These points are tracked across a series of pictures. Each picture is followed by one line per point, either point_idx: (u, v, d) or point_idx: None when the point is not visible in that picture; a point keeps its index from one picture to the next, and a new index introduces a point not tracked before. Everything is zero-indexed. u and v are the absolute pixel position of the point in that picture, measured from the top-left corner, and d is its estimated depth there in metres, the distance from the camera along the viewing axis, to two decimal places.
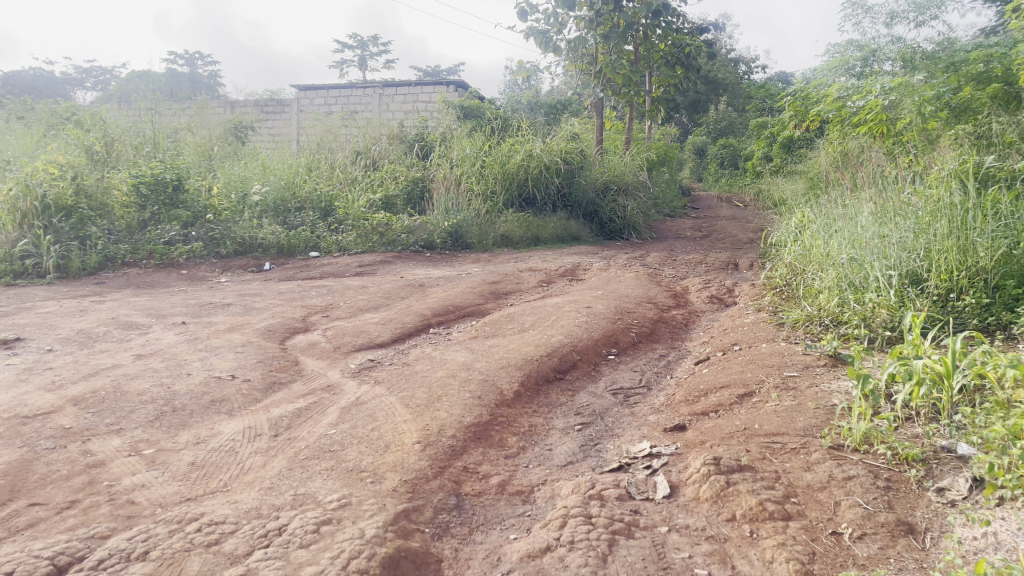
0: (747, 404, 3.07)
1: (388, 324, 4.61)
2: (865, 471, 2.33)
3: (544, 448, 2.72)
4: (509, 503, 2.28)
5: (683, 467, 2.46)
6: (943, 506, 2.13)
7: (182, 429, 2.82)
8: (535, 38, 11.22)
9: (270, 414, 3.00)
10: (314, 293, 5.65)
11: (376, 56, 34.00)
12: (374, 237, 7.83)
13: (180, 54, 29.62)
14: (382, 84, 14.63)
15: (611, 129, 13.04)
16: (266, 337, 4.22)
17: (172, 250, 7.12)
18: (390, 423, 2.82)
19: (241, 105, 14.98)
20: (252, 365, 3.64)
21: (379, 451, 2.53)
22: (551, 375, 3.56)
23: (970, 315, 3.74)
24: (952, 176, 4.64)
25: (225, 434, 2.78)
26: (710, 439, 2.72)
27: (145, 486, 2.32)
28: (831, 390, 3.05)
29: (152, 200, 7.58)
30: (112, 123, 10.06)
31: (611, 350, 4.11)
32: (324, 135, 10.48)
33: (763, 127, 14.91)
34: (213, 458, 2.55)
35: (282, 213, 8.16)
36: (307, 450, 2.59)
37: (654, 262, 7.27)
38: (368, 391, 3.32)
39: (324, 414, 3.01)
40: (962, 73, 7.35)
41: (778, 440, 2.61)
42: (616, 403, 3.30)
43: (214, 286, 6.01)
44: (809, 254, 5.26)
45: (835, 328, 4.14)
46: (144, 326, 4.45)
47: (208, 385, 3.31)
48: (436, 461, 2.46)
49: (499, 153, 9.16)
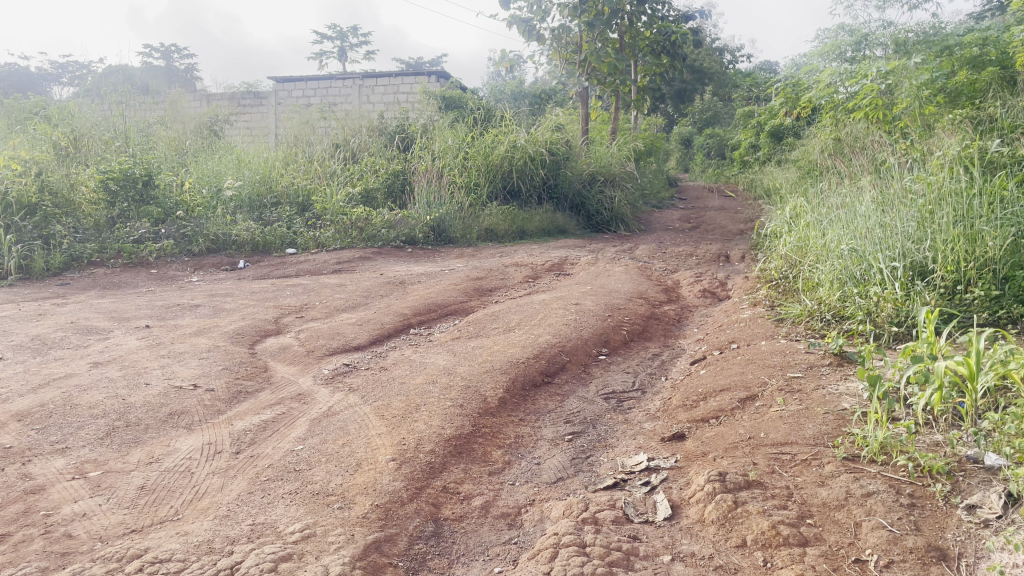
0: (750, 409, 2.85)
1: (366, 325, 4.37)
2: (885, 486, 2.11)
3: (532, 462, 2.49)
4: (493, 529, 2.04)
5: (684, 484, 2.24)
6: (976, 527, 1.90)
7: (134, 446, 2.56)
8: (518, 27, 10.98)
9: (233, 427, 2.76)
10: (289, 292, 5.40)
11: (356, 48, 33.49)
12: (353, 233, 7.57)
13: (154, 47, 29.10)
14: (362, 74, 14.33)
15: (596, 119, 12.78)
16: (234, 341, 3.96)
17: (141, 249, 6.84)
18: (363, 437, 2.58)
19: (216, 99, 14.63)
20: (217, 372, 3.39)
21: (350, 471, 2.29)
22: (539, 379, 3.33)
23: (980, 309, 3.54)
24: (955, 162, 4.47)
25: (181, 451, 2.53)
26: (712, 450, 2.50)
27: (86, 515, 2.07)
28: (840, 393, 2.84)
29: (121, 196, 7.28)
30: (81, 117, 9.74)
31: (601, 351, 3.89)
32: (302, 128, 10.21)
33: (749, 116, 14.74)
34: (165, 480, 2.30)
35: (258, 208, 7.88)
36: (270, 470, 2.34)
37: (643, 255, 7.06)
38: (341, 399, 3.08)
39: (292, 427, 2.76)
40: (956, 57, 7.17)
41: (786, 451, 2.39)
42: (608, 409, 3.08)
43: (183, 286, 5.74)
44: (805, 246, 5.06)
45: (837, 323, 3.92)
46: (105, 331, 4.18)
47: (167, 396, 3.05)
48: (413, 480, 2.23)
49: (483, 144, 8.90)
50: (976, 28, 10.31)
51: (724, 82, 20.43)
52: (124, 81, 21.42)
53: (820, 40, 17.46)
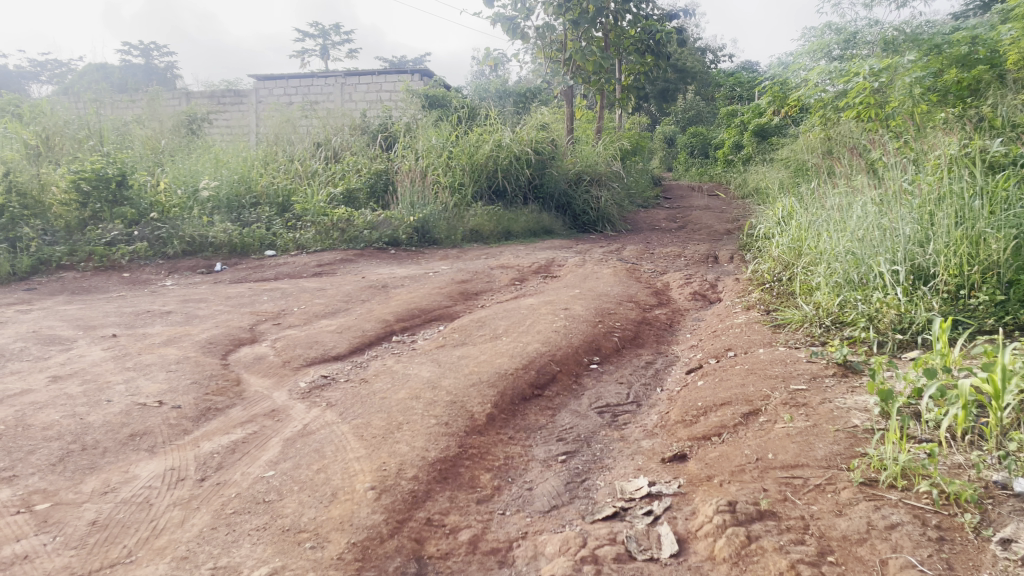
0: (754, 426, 2.67)
1: (346, 332, 4.16)
2: (909, 516, 1.93)
3: (523, 487, 2.30)
4: (482, 568, 1.85)
5: (691, 514, 2.05)
6: (1014, 565, 1.73)
7: (90, 473, 2.35)
8: (501, 25, 10.78)
9: (199, 450, 2.56)
10: (266, 297, 5.18)
11: (339, 46, 33.28)
12: (334, 234, 7.36)
13: (134, 46, 28.58)
14: (344, 72, 14.09)
15: (581, 118, 12.59)
16: (206, 351, 3.74)
17: (113, 251, 6.58)
18: (340, 461, 2.37)
19: (195, 96, 14.33)
20: (186, 387, 3.17)
21: (325, 502, 2.09)
22: (528, 393, 3.13)
23: (985, 315, 3.37)
24: (954, 161, 4.31)
25: (141, 479, 2.32)
26: (718, 473, 2.31)
27: (28, 558, 1.86)
28: (848, 407, 2.66)
29: (93, 197, 7.03)
30: (54, 116, 9.47)
31: (593, 359, 3.70)
32: (282, 127, 9.95)
33: (733, 116, 14.63)
34: (121, 515, 2.09)
35: (236, 209, 7.63)
36: (237, 501, 2.14)
37: (632, 256, 6.88)
38: (317, 417, 2.87)
39: (265, 448, 2.56)
40: (945, 55, 6.94)
41: (798, 475, 2.21)
42: (602, 425, 2.89)
43: (156, 291, 5.50)
44: (799, 249, 4.90)
45: (837, 329, 3.73)
46: (69, 341, 3.95)
47: (130, 415, 2.84)
48: (394, 513, 2.03)
49: (467, 143, 8.69)
50: (961, 27, 10.16)
51: (707, 82, 20.29)
52: (101, 79, 21.02)
53: (805, 39, 17.34)
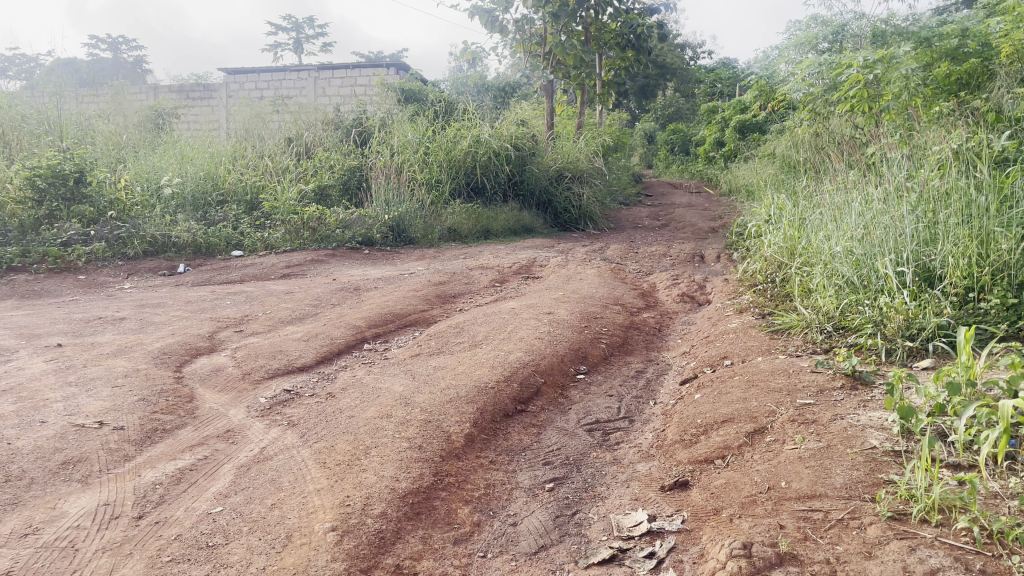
0: (759, 448, 2.41)
1: (314, 340, 3.86)
2: (950, 560, 1.68)
3: (506, 522, 2.03)
4: None
5: (699, 559, 1.80)
6: None
7: (10, 511, 2.05)
8: (480, 17, 10.52)
9: (140, 480, 2.26)
10: (229, 301, 4.87)
11: (313, 40, 32.85)
12: (305, 233, 7.04)
13: (104, 40, 28.01)
14: (318, 66, 13.76)
15: (562, 114, 12.32)
16: (158, 363, 3.43)
17: (68, 252, 6.22)
18: (298, 495, 2.09)
19: (163, 91, 13.92)
20: (132, 404, 2.87)
21: (277, 547, 1.81)
22: (511, 410, 2.85)
23: (997, 320, 3.14)
24: (957, 156, 4.09)
25: (70, 517, 2.03)
26: (725, 505, 2.06)
27: None
28: (863, 425, 2.42)
29: (49, 195, 6.68)
30: (11, 109, 9.05)
31: (579, 369, 3.44)
32: (253, 121, 9.61)
33: (713, 112, 14.43)
34: (39, 563, 1.80)
35: (201, 207, 7.29)
36: (176, 546, 1.85)
37: (615, 255, 6.63)
38: (275, 439, 2.58)
39: (214, 478, 2.27)
40: (934, 48, 6.76)
41: (817, 507, 1.96)
42: (593, 445, 2.62)
43: (113, 295, 5.16)
44: (794, 248, 4.66)
45: (839, 335, 3.49)
46: (8, 351, 3.62)
47: (66, 439, 2.53)
48: (357, 560, 1.76)
49: (444, 139, 8.37)
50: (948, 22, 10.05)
51: (686, 78, 20.16)
52: (68, 73, 20.43)
53: (789, 35, 17.18)
